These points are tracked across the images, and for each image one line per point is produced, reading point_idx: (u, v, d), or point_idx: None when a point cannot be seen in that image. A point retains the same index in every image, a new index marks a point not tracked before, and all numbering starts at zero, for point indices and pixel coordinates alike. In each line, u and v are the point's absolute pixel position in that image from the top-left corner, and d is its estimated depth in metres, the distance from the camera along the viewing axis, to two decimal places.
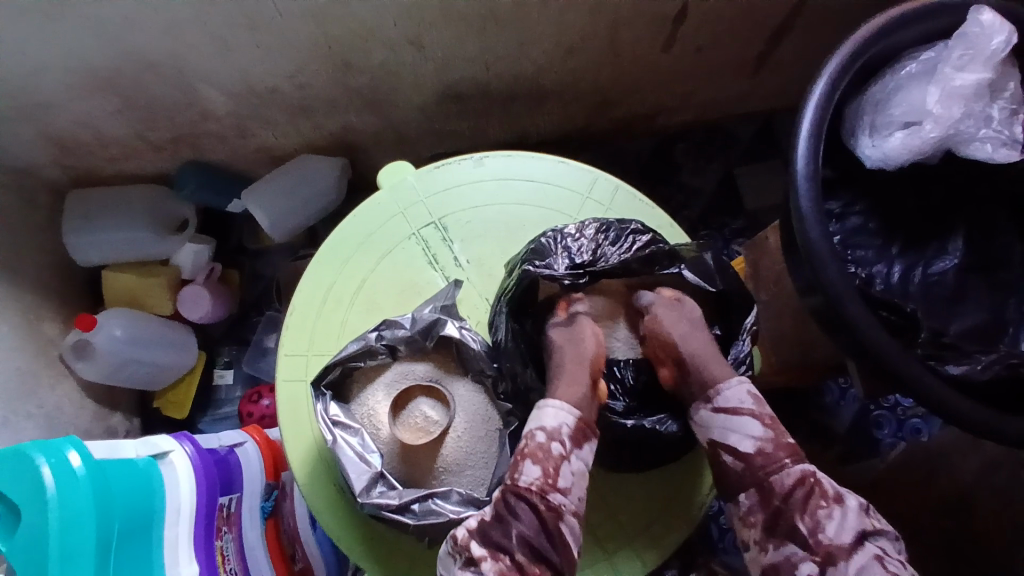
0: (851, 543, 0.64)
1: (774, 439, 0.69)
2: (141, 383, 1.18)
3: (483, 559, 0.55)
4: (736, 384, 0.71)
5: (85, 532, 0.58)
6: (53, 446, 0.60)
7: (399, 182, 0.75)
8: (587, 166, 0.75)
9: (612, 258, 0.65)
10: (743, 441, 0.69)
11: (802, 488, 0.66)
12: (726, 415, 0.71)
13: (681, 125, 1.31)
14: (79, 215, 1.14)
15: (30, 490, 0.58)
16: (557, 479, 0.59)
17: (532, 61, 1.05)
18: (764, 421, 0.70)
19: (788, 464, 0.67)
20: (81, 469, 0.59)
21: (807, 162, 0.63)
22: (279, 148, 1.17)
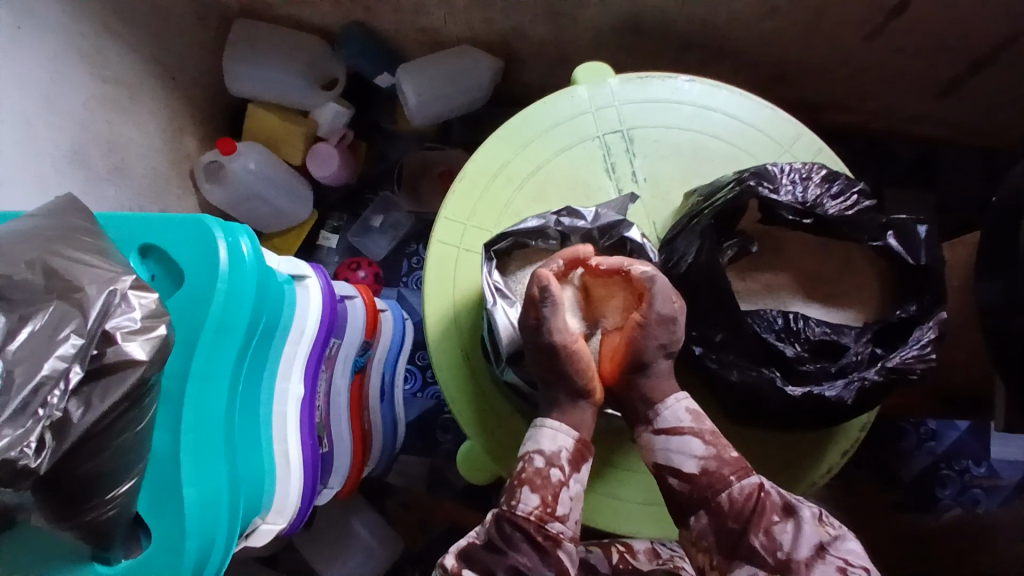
0: (810, 560, 0.55)
1: (717, 454, 0.60)
2: (256, 221, 1.22)
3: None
4: (675, 400, 0.62)
5: (239, 316, 0.58)
6: (231, 226, 0.59)
7: (599, 83, 0.74)
8: (793, 119, 0.73)
9: (828, 210, 0.61)
10: (686, 462, 0.60)
11: (755, 501, 0.57)
12: (669, 436, 0.61)
13: (844, 125, 1.25)
14: (242, 42, 1.15)
15: (199, 257, 0.57)
16: (554, 507, 0.58)
17: (728, 11, 1.01)
18: (705, 437, 0.60)
19: (734, 480, 0.59)
20: (248, 257, 0.59)
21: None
22: (444, 33, 1.16)
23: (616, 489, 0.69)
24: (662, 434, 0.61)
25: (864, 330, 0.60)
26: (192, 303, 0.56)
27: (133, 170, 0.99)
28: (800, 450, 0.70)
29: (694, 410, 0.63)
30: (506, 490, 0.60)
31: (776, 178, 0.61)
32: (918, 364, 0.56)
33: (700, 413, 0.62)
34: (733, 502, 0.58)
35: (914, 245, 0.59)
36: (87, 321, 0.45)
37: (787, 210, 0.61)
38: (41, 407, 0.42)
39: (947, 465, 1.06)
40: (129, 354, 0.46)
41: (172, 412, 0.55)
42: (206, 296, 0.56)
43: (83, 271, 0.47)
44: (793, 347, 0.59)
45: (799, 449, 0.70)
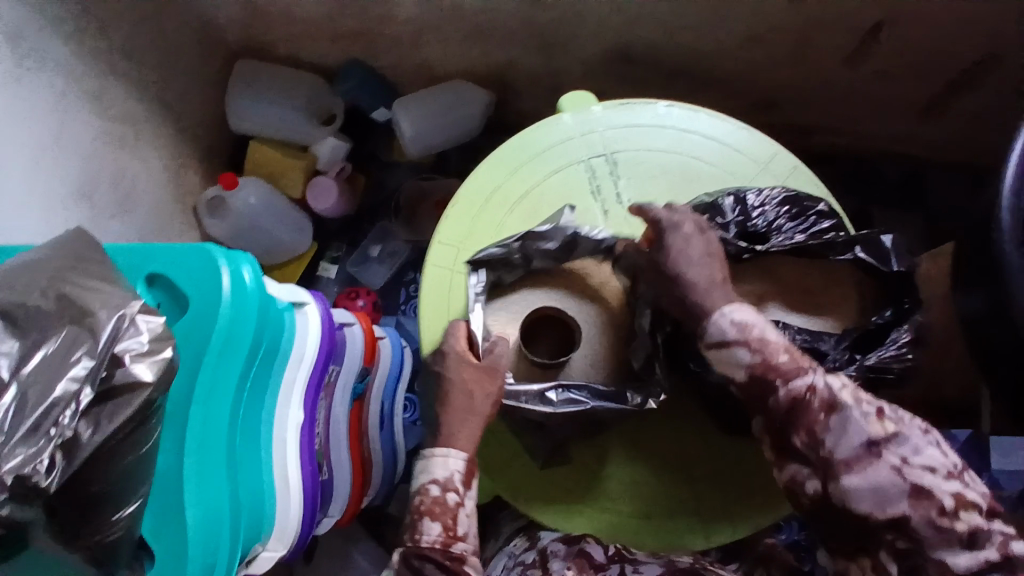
0: (859, 461, 0.55)
1: (765, 363, 0.59)
2: (257, 254, 1.23)
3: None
4: (715, 317, 0.61)
5: (241, 339, 0.60)
6: (234, 255, 0.62)
7: (584, 111, 0.77)
8: (771, 139, 0.76)
9: (793, 230, 0.67)
10: (734, 371, 0.60)
11: (799, 404, 0.57)
12: (715, 350, 0.61)
13: (828, 149, 1.29)
14: (244, 82, 1.21)
15: (202, 283, 0.60)
16: (456, 527, 0.60)
17: (712, 41, 1.06)
18: (755, 347, 0.59)
19: (780, 386, 0.58)
20: (251, 283, 0.61)
21: (1018, 179, 0.63)
22: (438, 68, 1.21)
23: (614, 503, 0.71)
24: (710, 349, 0.61)
25: (844, 337, 0.63)
26: (196, 328, 0.58)
27: (135, 203, 1.03)
28: None
29: (745, 319, 0.60)
30: (407, 525, 0.60)
31: (747, 198, 0.68)
32: (894, 363, 0.62)
33: (748, 323, 0.60)
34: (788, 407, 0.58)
35: (883, 255, 0.64)
36: (98, 344, 0.47)
37: (753, 225, 0.67)
38: (52, 427, 0.44)
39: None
40: (135, 375, 0.48)
41: (176, 436, 0.57)
42: (211, 322, 0.58)
43: (93, 296, 0.50)
44: None
45: None
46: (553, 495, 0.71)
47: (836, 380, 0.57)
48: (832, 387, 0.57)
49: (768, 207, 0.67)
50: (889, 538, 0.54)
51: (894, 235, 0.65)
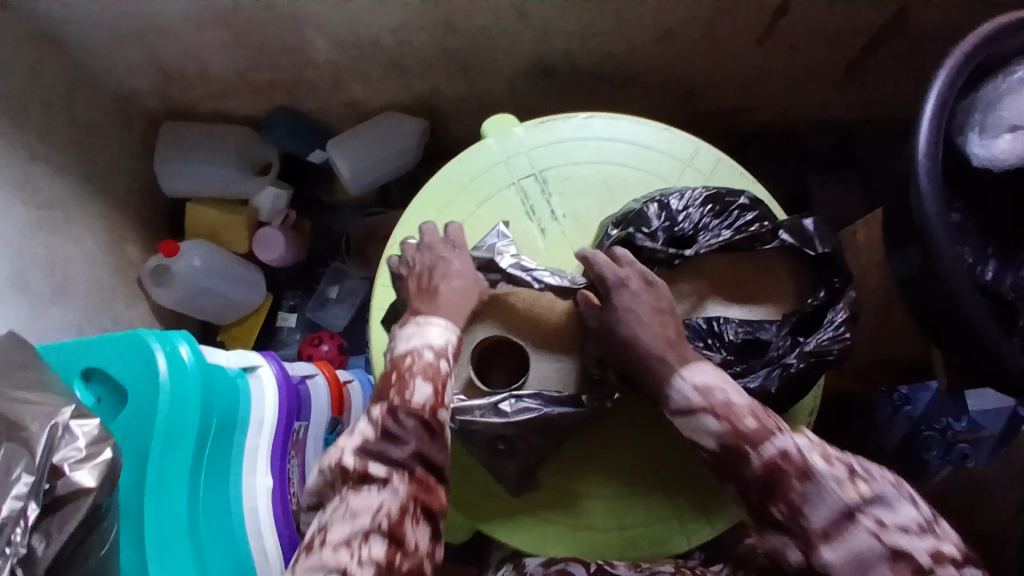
0: (833, 527, 0.52)
1: (734, 429, 0.58)
2: (210, 315, 1.21)
3: (382, 478, 0.57)
4: (679, 381, 0.62)
5: (188, 418, 0.59)
6: (168, 334, 0.61)
7: (505, 134, 0.78)
8: (692, 136, 0.77)
9: (717, 229, 0.68)
10: (704, 439, 0.60)
11: (774, 472, 0.55)
12: (682, 417, 0.61)
13: (758, 126, 1.32)
14: (173, 146, 1.19)
15: (139, 371, 0.59)
16: (445, 394, 0.63)
17: (626, 41, 1.08)
18: (719, 413, 0.59)
19: (752, 454, 0.57)
20: (190, 360, 0.60)
21: (930, 144, 0.65)
22: (367, 104, 1.21)
23: (592, 520, 0.71)
24: (679, 412, 0.62)
25: (784, 323, 0.66)
26: (141, 415, 0.58)
27: (75, 285, 1.00)
28: None
29: (707, 383, 0.61)
30: (396, 385, 0.63)
31: (669, 203, 0.69)
32: (833, 345, 0.64)
33: (709, 387, 0.61)
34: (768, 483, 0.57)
35: (804, 238, 0.67)
36: (35, 457, 0.47)
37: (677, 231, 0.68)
38: (6, 546, 0.44)
39: (928, 426, 1.03)
40: (78, 483, 0.49)
41: (134, 528, 0.58)
42: (153, 409, 0.58)
43: (24, 409, 0.49)
44: (718, 352, 0.66)
45: None
46: (534, 522, 0.71)
47: (802, 443, 0.56)
48: (800, 449, 0.56)
49: (692, 209, 0.68)
50: None
51: (813, 218, 0.67)
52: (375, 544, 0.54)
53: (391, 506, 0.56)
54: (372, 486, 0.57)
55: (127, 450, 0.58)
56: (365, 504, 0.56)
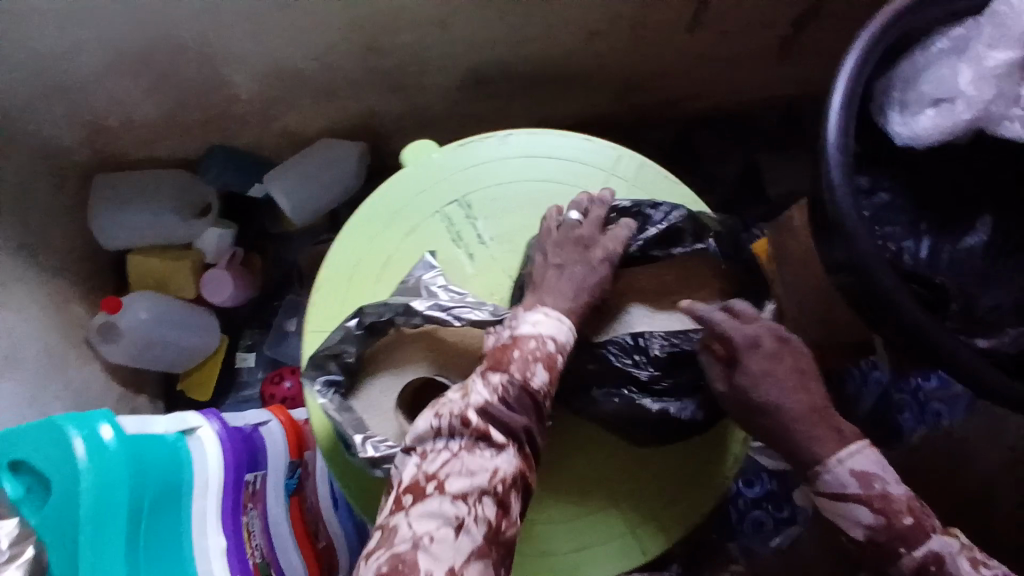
0: None
1: (888, 525, 0.62)
2: (165, 365, 1.20)
3: (499, 441, 0.56)
4: (838, 468, 0.63)
5: (116, 496, 0.62)
6: (87, 419, 0.64)
7: (424, 160, 0.76)
8: (615, 144, 0.76)
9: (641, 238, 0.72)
10: (852, 527, 0.63)
11: (931, 569, 0.61)
12: (832, 501, 0.64)
13: (705, 111, 1.30)
14: (108, 200, 1.13)
15: (59, 460, 0.62)
16: (556, 384, 0.62)
17: (557, 44, 1.06)
18: (875, 504, 0.62)
19: (905, 551, 0.61)
20: (112, 440, 0.63)
21: (838, 135, 0.61)
22: (302, 133, 1.18)
23: (548, 546, 0.69)
24: (827, 497, 0.64)
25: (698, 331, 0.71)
26: (67, 502, 0.61)
27: (19, 357, 0.97)
28: (700, 453, 0.73)
29: (864, 468, 0.64)
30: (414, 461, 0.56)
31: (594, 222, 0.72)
32: None
33: (866, 476, 0.63)
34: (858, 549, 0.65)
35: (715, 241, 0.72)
36: None
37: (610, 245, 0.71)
38: None
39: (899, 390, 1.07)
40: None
41: None
42: (77, 496, 0.61)
43: None
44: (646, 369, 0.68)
45: (698, 452, 0.73)
46: None
47: (954, 545, 0.61)
48: (948, 550, 0.61)
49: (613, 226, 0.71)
50: None
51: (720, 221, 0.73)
52: (488, 506, 0.54)
53: (503, 474, 0.55)
54: (486, 449, 0.56)
55: (58, 539, 0.60)
56: (480, 465, 0.55)
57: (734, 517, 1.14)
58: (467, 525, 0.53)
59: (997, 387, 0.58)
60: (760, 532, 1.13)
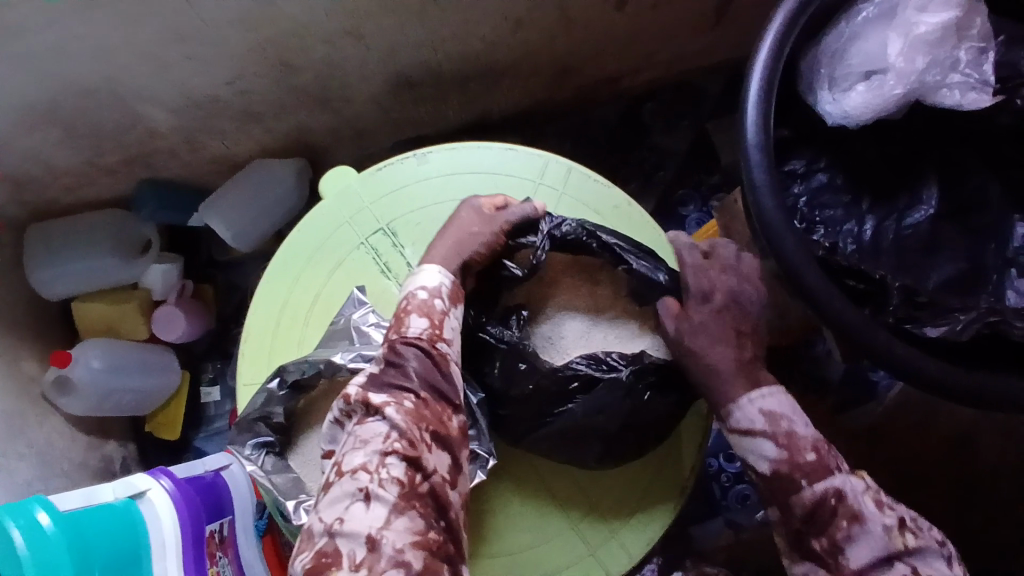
0: (880, 570, 0.61)
1: (789, 459, 0.64)
2: (129, 410, 1.17)
3: (385, 405, 0.60)
4: (747, 405, 0.67)
5: None
6: (22, 506, 0.64)
7: (344, 189, 0.75)
8: (537, 150, 0.78)
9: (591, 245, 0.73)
10: (758, 461, 0.66)
11: (825, 505, 0.63)
12: (742, 435, 0.67)
13: (647, 85, 1.26)
14: (42, 251, 1.08)
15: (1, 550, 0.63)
16: (442, 328, 0.66)
17: (480, 38, 1.01)
18: (779, 438, 0.65)
19: (805, 485, 0.64)
20: (51, 526, 0.63)
21: (757, 131, 0.62)
22: (234, 157, 1.13)
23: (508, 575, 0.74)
24: (737, 431, 0.67)
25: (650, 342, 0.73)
26: None
27: None
28: (653, 466, 0.77)
29: (774, 409, 0.66)
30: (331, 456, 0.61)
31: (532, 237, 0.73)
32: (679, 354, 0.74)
33: (775, 415, 0.66)
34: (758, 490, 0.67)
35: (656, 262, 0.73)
36: None
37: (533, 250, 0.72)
38: None
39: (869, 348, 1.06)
40: None
41: None
42: None
43: None
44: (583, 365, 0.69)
45: (651, 466, 0.77)
46: None
47: (858, 485, 0.64)
48: (853, 489, 0.63)
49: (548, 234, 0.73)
50: None
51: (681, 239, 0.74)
52: (394, 465, 0.58)
53: (399, 430, 0.59)
54: (376, 419, 0.60)
55: None
56: (374, 432, 0.59)
57: (717, 492, 1.11)
58: (375, 491, 0.56)
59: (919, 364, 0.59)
60: (744, 505, 1.10)
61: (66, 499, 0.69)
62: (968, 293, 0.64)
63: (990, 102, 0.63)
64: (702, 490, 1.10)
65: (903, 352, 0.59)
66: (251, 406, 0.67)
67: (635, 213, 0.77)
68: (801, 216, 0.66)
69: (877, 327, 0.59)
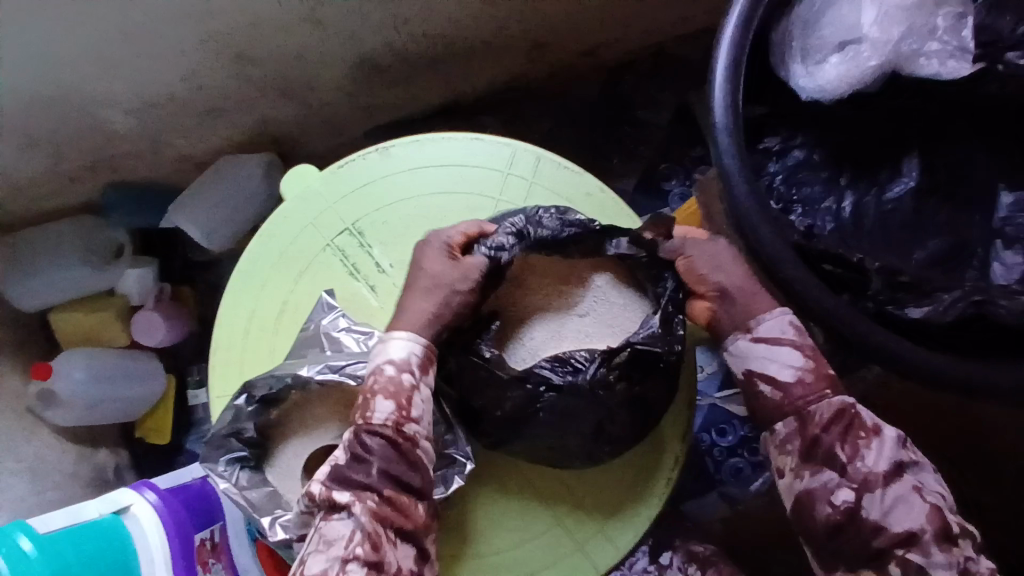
0: (889, 471, 0.64)
1: (814, 366, 0.69)
2: (116, 418, 1.17)
3: (351, 504, 0.61)
4: (779, 314, 0.70)
5: None
6: (3, 534, 0.65)
7: (305, 191, 0.73)
8: (505, 139, 0.76)
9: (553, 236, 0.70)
10: (780, 370, 0.69)
11: (844, 414, 0.67)
12: (766, 344, 0.70)
13: (625, 55, 1.22)
14: (10, 265, 1.06)
15: None
16: (409, 410, 0.64)
17: (444, 17, 0.97)
18: (804, 351, 0.69)
19: (828, 394, 0.68)
20: (32, 550, 0.64)
21: (726, 111, 0.59)
22: (201, 155, 1.10)
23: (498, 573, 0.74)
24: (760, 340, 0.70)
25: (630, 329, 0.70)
26: None
27: None
28: (641, 459, 0.77)
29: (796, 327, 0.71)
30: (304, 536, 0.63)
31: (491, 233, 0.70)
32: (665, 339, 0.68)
33: (801, 329, 0.71)
34: (769, 409, 0.70)
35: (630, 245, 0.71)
36: None
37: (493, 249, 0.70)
38: None
39: None
40: None
41: None
42: None
43: None
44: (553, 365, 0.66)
45: (639, 459, 0.77)
46: None
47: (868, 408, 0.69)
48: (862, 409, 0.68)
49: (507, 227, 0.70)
50: (899, 552, 0.62)
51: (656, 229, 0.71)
52: (354, 571, 0.59)
53: (363, 532, 0.60)
54: (339, 515, 0.61)
55: None
56: (339, 532, 0.61)
57: (711, 468, 1.10)
58: None
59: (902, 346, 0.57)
60: (739, 479, 1.09)
61: (50, 521, 0.70)
62: (952, 271, 0.63)
63: (971, 70, 0.61)
64: (695, 466, 1.11)
65: (885, 337, 0.57)
66: (220, 422, 0.65)
67: (606, 198, 0.76)
68: (778, 196, 0.64)
69: (859, 314, 0.58)
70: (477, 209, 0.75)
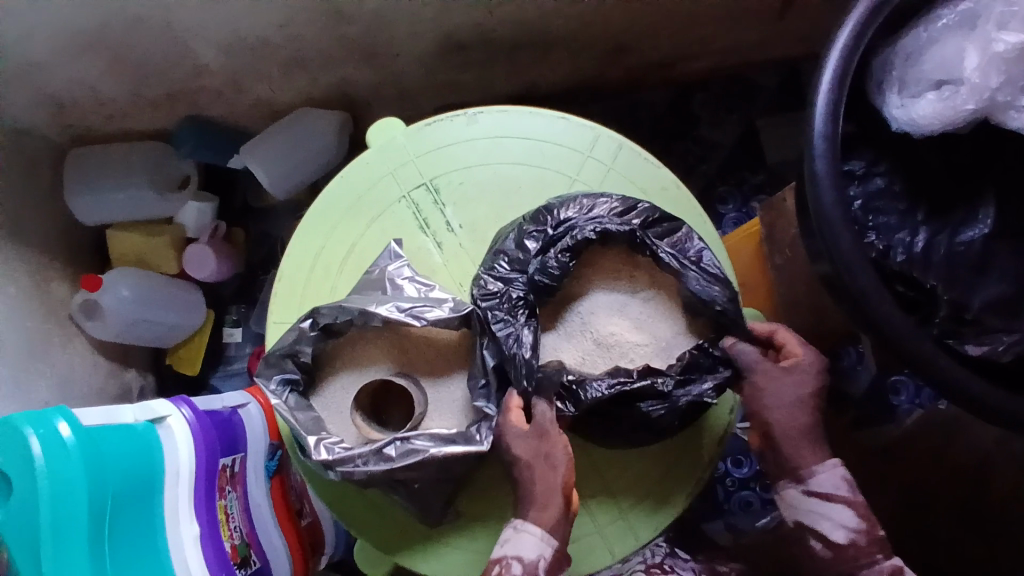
0: None
1: (868, 529, 0.69)
2: (152, 341, 1.20)
3: None
4: (831, 468, 0.70)
5: (75, 494, 0.62)
6: (44, 417, 0.63)
7: (389, 142, 0.77)
8: (589, 122, 0.78)
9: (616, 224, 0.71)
10: (834, 530, 0.70)
11: None
12: (818, 499, 0.70)
13: (701, 74, 1.24)
14: (80, 177, 1.10)
15: (16, 456, 0.62)
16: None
17: (537, 7, 0.99)
18: (858, 509, 0.69)
19: (880, 558, 0.69)
20: (70, 438, 0.63)
21: (825, 122, 0.60)
22: (277, 103, 1.13)
23: None
24: (813, 493, 0.70)
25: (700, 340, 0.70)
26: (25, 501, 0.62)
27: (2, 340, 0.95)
28: (668, 460, 0.77)
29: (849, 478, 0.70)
30: None
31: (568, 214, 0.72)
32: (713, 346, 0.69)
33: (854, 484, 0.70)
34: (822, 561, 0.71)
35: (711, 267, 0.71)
36: None
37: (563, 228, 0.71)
38: None
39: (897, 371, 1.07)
40: None
41: None
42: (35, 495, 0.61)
43: None
44: None
45: (667, 459, 0.77)
46: (459, 547, 0.75)
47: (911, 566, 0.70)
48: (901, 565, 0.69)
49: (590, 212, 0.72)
50: None
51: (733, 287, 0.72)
52: None
53: None
54: None
55: (18, 532, 0.62)
56: None
57: (720, 495, 1.11)
58: None
59: (962, 380, 0.57)
60: (747, 511, 1.10)
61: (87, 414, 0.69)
62: (1016, 316, 0.62)
63: None
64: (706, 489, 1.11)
65: (946, 365, 0.57)
66: (281, 342, 0.69)
67: (679, 196, 0.77)
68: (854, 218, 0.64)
69: (925, 342, 0.58)
70: (551, 185, 0.77)
